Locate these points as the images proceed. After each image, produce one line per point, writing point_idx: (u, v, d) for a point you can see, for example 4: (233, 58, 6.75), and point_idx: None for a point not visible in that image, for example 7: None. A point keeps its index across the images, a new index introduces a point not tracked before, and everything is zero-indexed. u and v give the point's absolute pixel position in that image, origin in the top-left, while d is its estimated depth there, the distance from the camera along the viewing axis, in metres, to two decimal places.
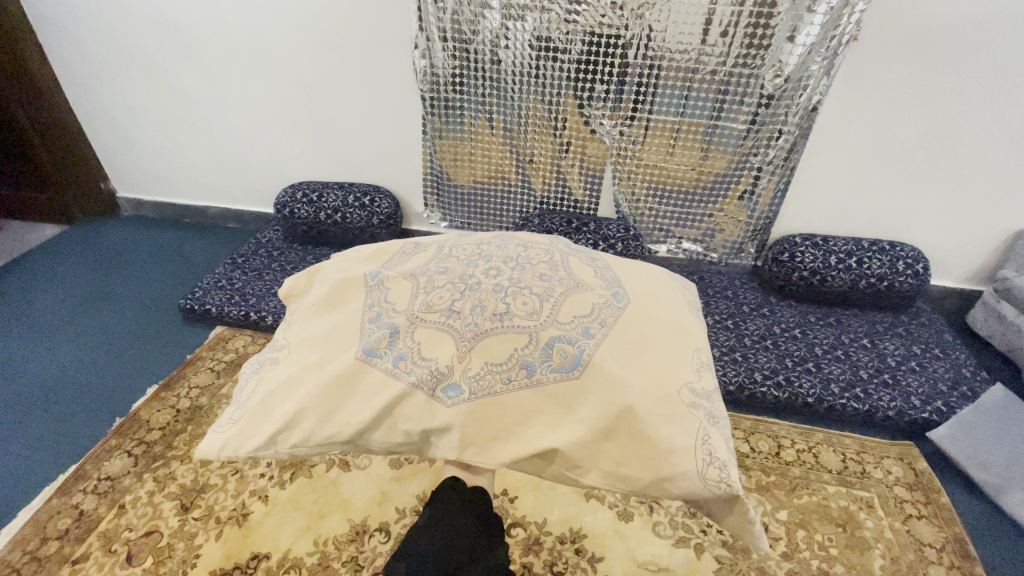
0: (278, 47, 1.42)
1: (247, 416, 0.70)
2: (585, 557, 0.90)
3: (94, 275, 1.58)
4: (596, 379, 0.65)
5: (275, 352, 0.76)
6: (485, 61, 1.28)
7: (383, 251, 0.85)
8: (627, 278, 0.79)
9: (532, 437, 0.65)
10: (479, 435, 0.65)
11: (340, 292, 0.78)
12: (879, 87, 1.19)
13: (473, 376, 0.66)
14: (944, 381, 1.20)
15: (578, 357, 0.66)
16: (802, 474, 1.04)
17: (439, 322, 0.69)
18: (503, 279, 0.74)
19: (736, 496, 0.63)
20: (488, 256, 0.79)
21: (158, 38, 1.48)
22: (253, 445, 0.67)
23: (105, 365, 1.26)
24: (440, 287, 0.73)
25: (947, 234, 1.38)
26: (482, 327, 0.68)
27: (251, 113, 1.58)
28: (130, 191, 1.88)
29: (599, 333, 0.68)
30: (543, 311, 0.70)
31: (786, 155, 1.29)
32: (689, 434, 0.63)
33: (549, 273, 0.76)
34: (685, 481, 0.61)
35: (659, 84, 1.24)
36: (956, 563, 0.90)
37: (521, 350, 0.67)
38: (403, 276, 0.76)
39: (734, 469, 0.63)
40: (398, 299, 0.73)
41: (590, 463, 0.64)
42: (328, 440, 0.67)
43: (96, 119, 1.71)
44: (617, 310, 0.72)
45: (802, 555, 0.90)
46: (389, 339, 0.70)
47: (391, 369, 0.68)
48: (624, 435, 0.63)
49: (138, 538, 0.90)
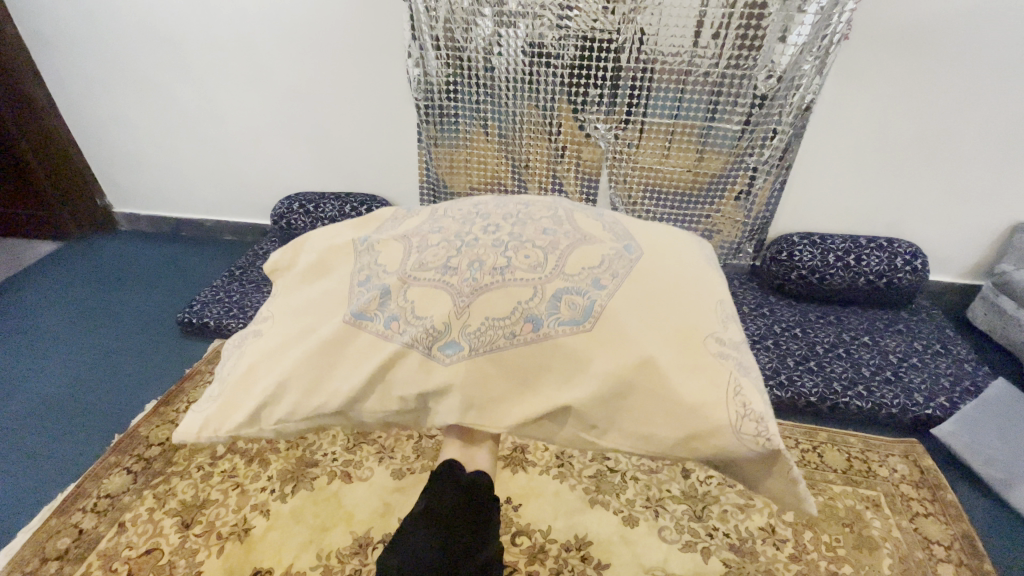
0: (273, 59, 1.42)
1: (227, 393, 0.66)
2: (591, 564, 0.89)
3: (89, 292, 1.57)
4: (605, 331, 0.59)
5: (258, 326, 0.72)
6: (478, 67, 1.28)
7: (372, 218, 0.81)
8: (640, 230, 0.73)
9: (544, 397, 0.60)
10: (482, 398, 0.60)
11: (327, 261, 0.74)
12: (871, 85, 1.19)
13: (472, 333, 0.61)
14: (947, 376, 1.20)
15: (589, 309, 0.60)
16: (807, 475, 1.03)
17: (434, 280, 0.64)
18: (503, 235, 0.68)
19: (776, 455, 0.56)
20: (487, 213, 0.74)
21: (151, 51, 1.48)
22: (235, 423, 0.64)
23: (103, 382, 1.25)
24: (434, 245, 0.68)
25: (945, 229, 1.38)
26: (481, 281, 0.62)
27: (246, 125, 1.58)
28: (124, 205, 1.87)
29: (611, 284, 0.62)
30: (547, 264, 0.64)
31: (781, 154, 1.29)
32: (718, 386, 0.56)
33: (552, 226, 0.70)
34: (718, 439, 0.54)
35: (652, 88, 1.24)
36: (964, 560, 0.90)
37: (525, 303, 0.61)
38: (394, 239, 0.72)
39: (774, 422, 0.56)
40: (388, 261, 0.68)
41: (607, 424, 0.59)
42: (315, 411, 0.63)
43: (91, 134, 1.70)
44: (630, 261, 0.65)
45: (810, 556, 0.90)
46: (381, 299, 0.65)
47: (382, 331, 0.63)
48: (642, 390, 0.57)
49: (138, 557, 0.89)
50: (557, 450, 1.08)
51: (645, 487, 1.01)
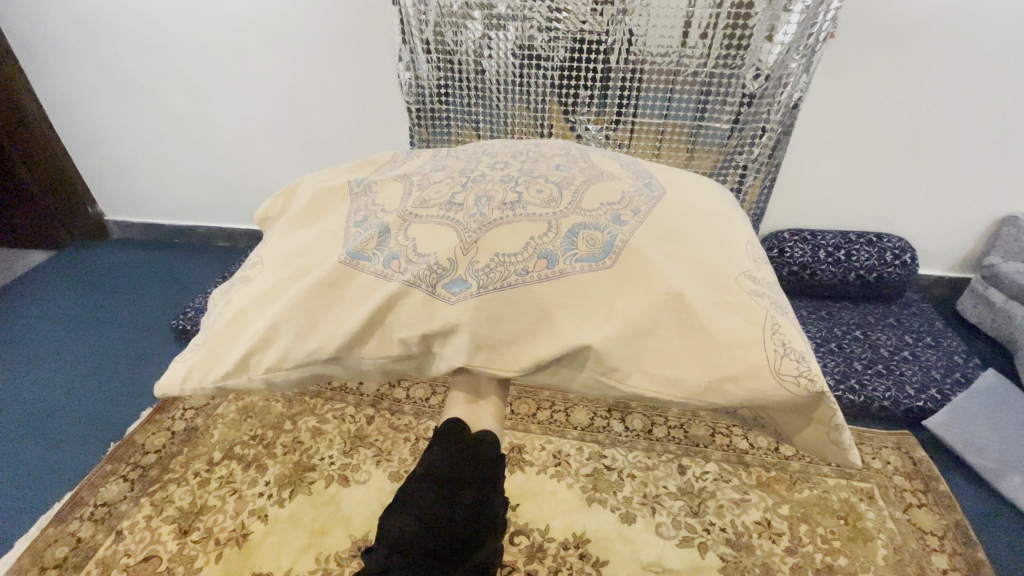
0: (263, 64, 1.42)
1: (215, 337, 0.67)
2: (589, 561, 0.90)
3: (83, 301, 1.56)
4: (630, 265, 0.59)
5: (247, 271, 0.72)
6: (469, 70, 1.28)
7: (371, 161, 0.84)
8: (661, 174, 0.75)
9: (560, 336, 0.58)
10: (491, 338, 0.59)
11: (323, 203, 0.75)
12: (858, 82, 1.21)
13: (481, 270, 0.60)
14: (938, 368, 1.22)
15: (608, 244, 0.61)
16: (802, 468, 1.04)
17: (439, 217, 0.65)
18: (512, 173, 0.70)
19: (821, 396, 0.55)
20: (493, 153, 0.77)
21: (141, 57, 1.47)
22: (222, 371, 0.64)
23: (97, 391, 1.25)
24: (436, 184, 0.70)
25: (933, 223, 1.40)
26: (489, 216, 0.63)
27: (238, 131, 1.58)
28: (117, 213, 1.87)
29: (631, 220, 0.63)
30: (561, 200, 0.65)
31: (770, 152, 1.30)
32: (754, 324, 0.56)
33: (566, 164, 0.73)
34: (753, 381, 0.53)
35: (642, 88, 1.25)
36: (958, 549, 0.91)
37: (539, 239, 0.61)
38: (393, 180, 0.74)
39: (814, 363, 0.55)
40: (387, 202, 0.70)
41: (629, 365, 0.57)
42: (307, 356, 0.62)
43: (81, 142, 1.69)
44: (652, 200, 0.67)
45: (806, 549, 0.91)
46: (379, 238, 0.65)
47: (381, 271, 0.63)
48: (672, 329, 0.56)
49: (137, 564, 0.89)
50: (554, 449, 1.08)
51: (642, 483, 1.02)
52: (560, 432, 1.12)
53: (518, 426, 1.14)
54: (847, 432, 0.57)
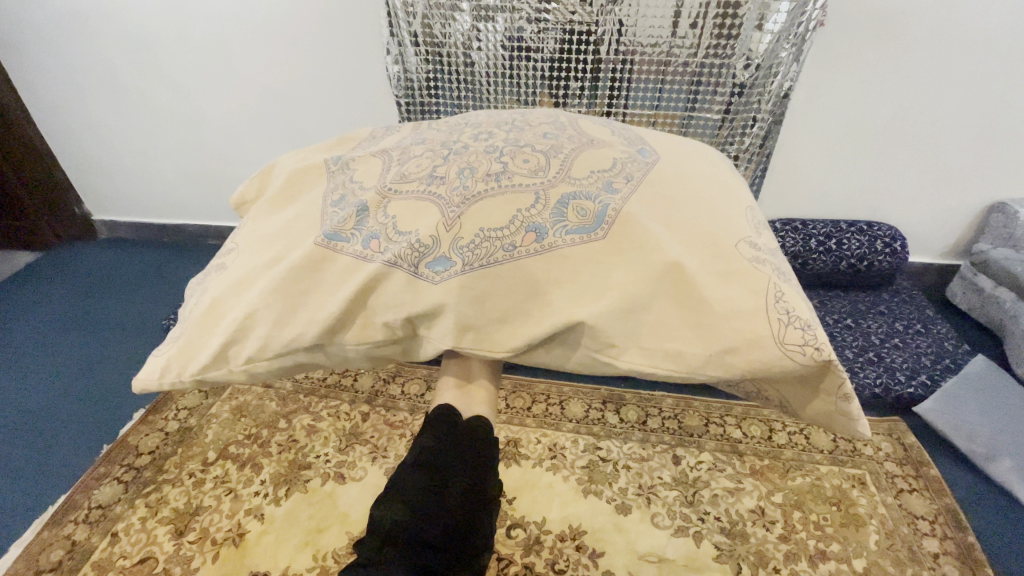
0: (249, 59, 1.40)
1: (191, 329, 0.65)
2: (585, 553, 0.90)
3: (72, 301, 1.55)
4: (623, 235, 0.58)
5: (224, 258, 0.71)
6: (458, 63, 1.27)
7: (348, 138, 0.83)
8: (655, 140, 0.74)
9: (550, 313, 0.57)
10: (478, 317, 0.58)
11: (299, 184, 0.74)
12: (848, 70, 1.21)
13: (465, 246, 0.59)
14: (928, 355, 1.23)
15: (600, 214, 0.59)
16: (795, 456, 1.05)
17: (419, 191, 0.64)
18: (496, 144, 0.69)
19: (828, 366, 0.54)
20: (476, 123, 0.75)
21: (124, 53, 1.45)
22: (199, 363, 0.63)
23: (89, 393, 1.24)
24: (416, 158, 0.69)
25: (923, 211, 1.41)
26: (473, 189, 0.62)
27: (226, 127, 1.56)
28: (105, 213, 1.84)
29: (624, 188, 0.62)
30: (549, 170, 0.64)
31: (761, 142, 1.30)
32: (756, 293, 0.54)
33: (553, 132, 0.71)
34: (757, 352, 0.52)
35: (632, 79, 1.24)
36: (948, 533, 0.92)
37: (526, 212, 0.60)
38: (371, 156, 0.73)
39: (819, 331, 0.54)
40: (365, 177, 0.69)
41: (626, 341, 0.56)
42: (285, 344, 0.60)
43: (66, 141, 1.67)
44: (645, 165, 0.67)
45: (799, 535, 0.92)
46: (357, 218, 0.64)
47: (360, 252, 0.61)
48: (669, 301, 0.55)
49: (133, 566, 0.89)
50: (549, 442, 1.09)
51: (637, 474, 1.03)
52: (555, 425, 1.12)
53: (513, 420, 1.14)
54: (856, 403, 0.56)
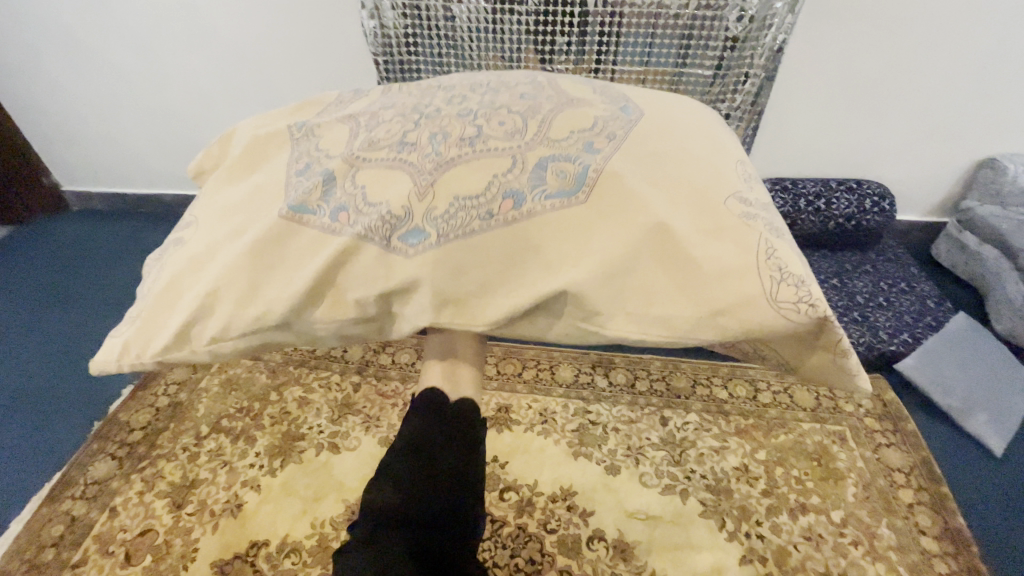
0: (215, 15, 1.32)
1: (149, 308, 0.62)
2: (576, 512, 0.94)
3: (50, 276, 1.51)
4: (606, 198, 0.56)
5: (182, 232, 0.68)
6: (438, 17, 1.20)
7: (313, 102, 0.78)
8: (639, 97, 0.72)
9: (529, 284, 0.56)
10: (454, 291, 0.57)
11: (260, 151, 0.70)
12: (844, 22, 1.16)
13: (439, 217, 0.57)
14: (910, 313, 1.25)
15: (579, 178, 0.58)
16: (779, 414, 1.08)
17: (388, 160, 0.61)
18: (471, 106, 0.66)
19: (823, 322, 0.54)
20: (449, 86, 0.72)
21: (78, 9, 1.35)
22: (160, 344, 0.60)
23: (74, 370, 1.22)
24: (385, 124, 0.65)
25: (913, 168, 1.40)
26: (446, 156, 0.60)
27: (195, 90, 1.48)
28: (74, 182, 1.77)
29: (605, 148, 0.60)
30: (526, 131, 0.62)
31: (754, 100, 1.26)
32: (746, 250, 0.53)
33: (531, 92, 0.68)
34: (749, 312, 0.52)
35: (622, 32, 1.18)
36: (922, 484, 0.97)
37: (503, 178, 0.58)
38: (336, 121, 0.69)
39: (813, 286, 0.54)
40: (331, 145, 0.65)
41: (610, 309, 0.55)
42: (250, 323, 0.58)
43: (25, 107, 1.58)
44: (628, 123, 0.64)
45: (780, 490, 0.96)
46: (323, 188, 0.61)
47: (328, 225, 0.59)
48: (653, 266, 0.54)
49: (134, 538, 0.91)
50: (540, 408, 1.10)
51: (625, 436, 1.05)
52: (546, 391, 1.13)
53: (504, 387, 1.15)
54: (853, 356, 0.56)
